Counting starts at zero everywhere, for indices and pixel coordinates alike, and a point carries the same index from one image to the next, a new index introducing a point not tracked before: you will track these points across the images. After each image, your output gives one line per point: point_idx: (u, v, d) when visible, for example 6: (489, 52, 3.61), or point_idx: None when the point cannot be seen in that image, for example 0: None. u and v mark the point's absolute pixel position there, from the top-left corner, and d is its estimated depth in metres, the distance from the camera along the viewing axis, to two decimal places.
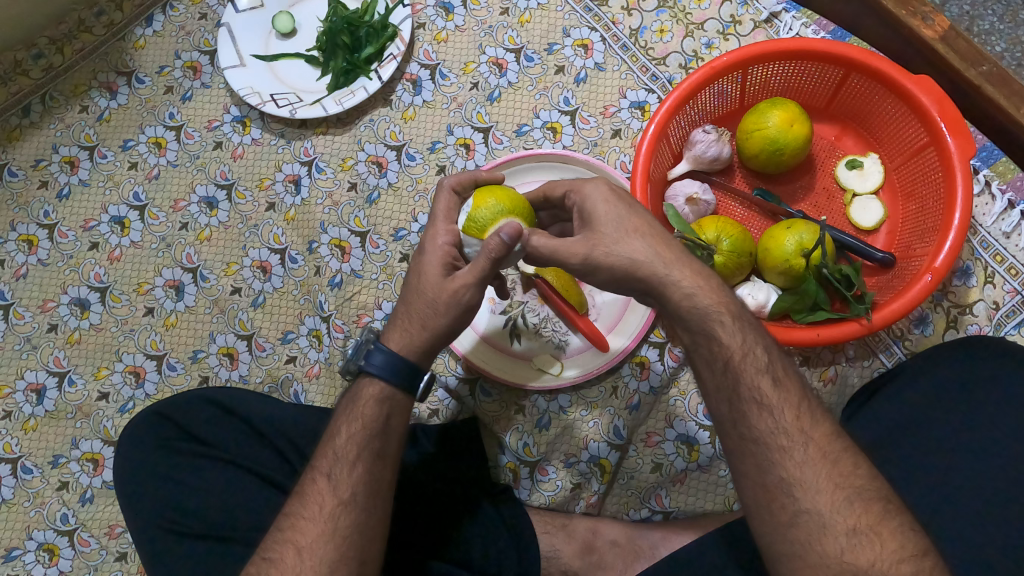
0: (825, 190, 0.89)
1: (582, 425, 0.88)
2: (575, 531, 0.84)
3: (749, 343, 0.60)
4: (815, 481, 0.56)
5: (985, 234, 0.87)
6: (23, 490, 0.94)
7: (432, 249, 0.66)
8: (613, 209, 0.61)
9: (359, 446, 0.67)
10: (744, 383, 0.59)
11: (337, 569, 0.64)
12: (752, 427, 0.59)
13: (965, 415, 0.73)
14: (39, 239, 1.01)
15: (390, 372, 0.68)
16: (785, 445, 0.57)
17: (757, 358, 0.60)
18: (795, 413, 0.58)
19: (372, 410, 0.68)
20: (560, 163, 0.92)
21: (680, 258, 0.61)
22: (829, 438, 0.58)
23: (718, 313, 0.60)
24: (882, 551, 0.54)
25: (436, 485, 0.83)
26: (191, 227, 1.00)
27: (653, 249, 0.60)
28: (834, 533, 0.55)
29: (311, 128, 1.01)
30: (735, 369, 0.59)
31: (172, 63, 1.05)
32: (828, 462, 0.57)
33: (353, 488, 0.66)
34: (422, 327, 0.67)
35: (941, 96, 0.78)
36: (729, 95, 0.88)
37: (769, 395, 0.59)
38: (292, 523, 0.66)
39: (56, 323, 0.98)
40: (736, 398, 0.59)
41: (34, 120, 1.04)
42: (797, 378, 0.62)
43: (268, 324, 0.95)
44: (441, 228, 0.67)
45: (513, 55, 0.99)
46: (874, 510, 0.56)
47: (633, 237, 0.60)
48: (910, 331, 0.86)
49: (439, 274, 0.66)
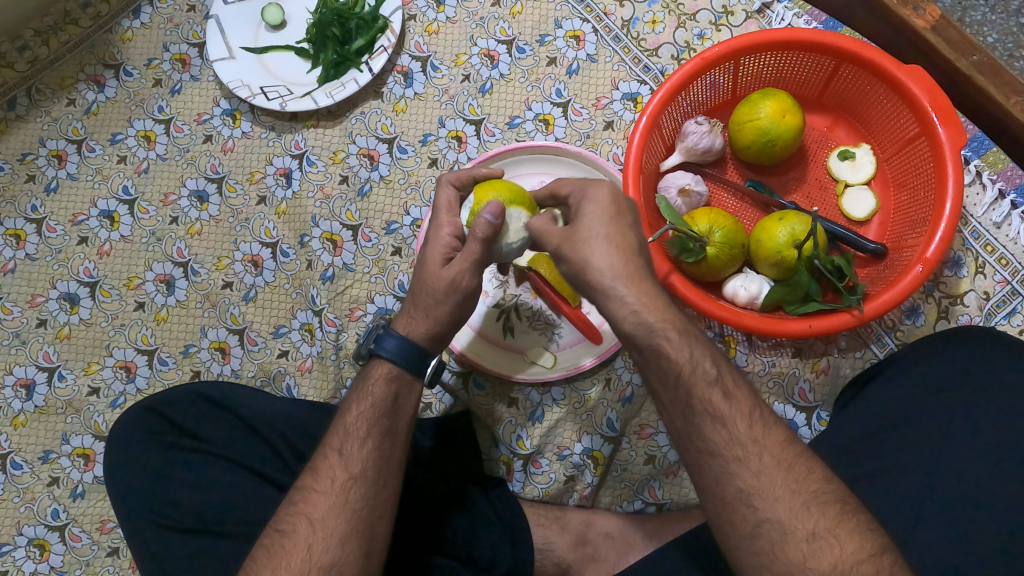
0: (817, 181, 0.89)
1: (574, 417, 0.88)
2: (569, 524, 0.84)
3: (697, 357, 0.59)
4: (771, 490, 0.56)
5: (976, 225, 0.87)
6: (13, 486, 0.94)
7: (436, 241, 0.67)
8: (597, 211, 0.60)
9: (370, 422, 0.67)
10: (696, 397, 0.59)
11: (347, 541, 0.63)
12: (707, 440, 0.58)
13: (929, 414, 0.74)
14: (27, 233, 1.00)
15: (400, 359, 0.69)
16: (740, 457, 0.57)
17: (706, 371, 0.59)
18: (747, 424, 0.58)
19: (382, 388, 0.69)
20: (553, 155, 0.92)
21: (642, 273, 0.59)
22: (782, 444, 0.58)
23: (665, 330, 0.59)
24: (842, 553, 0.54)
25: (427, 480, 0.83)
26: (181, 221, 0.99)
27: (613, 257, 0.59)
28: (795, 540, 0.55)
29: (302, 121, 1.00)
30: (686, 384, 0.59)
31: (161, 55, 1.04)
32: (782, 470, 0.57)
33: (364, 463, 0.66)
34: (424, 314, 0.68)
35: (932, 86, 0.78)
36: (722, 86, 0.88)
37: (720, 407, 0.58)
38: (305, 495, 0.66)
39: (45, 318, 0.98)
40: (689, 413, 0.59)
41: (21, 113, 1.03)
42: (747, 386, 0.62)
43: (260, 318, 0.95)
44: (444, 220, 0.67)
45: (505, 47, 0.99)
46: (830, 513, 0.56)
47: (604, 244, 0.59)
48: (901, 322, 0.86)
49: (442, 264, 0.66)
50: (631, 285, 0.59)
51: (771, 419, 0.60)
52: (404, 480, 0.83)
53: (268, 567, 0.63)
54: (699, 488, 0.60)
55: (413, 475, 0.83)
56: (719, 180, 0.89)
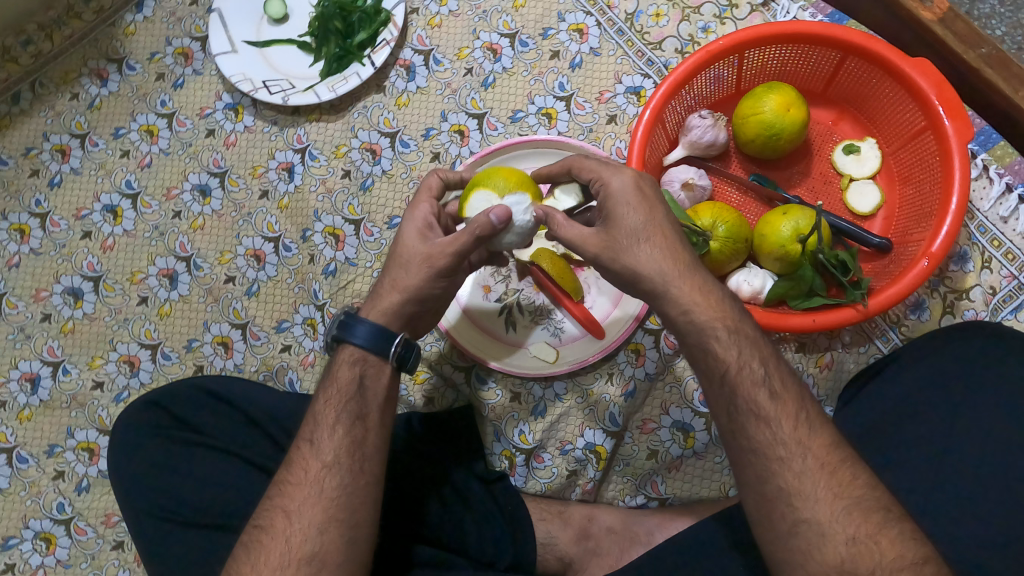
0: (821, 175, 0.88)
1: (576, 411, 0.88)
2: (571, 518, 0.84)
3: (745, 356, 0.59)
4: (813, 492, 0.56)
5: (982, 219, 0.86)
6: (19, 480, 0.94)
7: (410, 216, 0.70)
8: (631, 212, 0.60)
9: (337, 410, 0.67)
10: (741, 396, 0.59)
11: (326, 530, 0.63)
12: (751, 438, 0.58)
13: (959, 412, 0.72)
14: (31, 228, 1.00)
15: (365, 342, 0.69)
16: (783, 456, 0.57)
17: (753, 371, 0.59)
18: (792, 424, 0.57)
19: (346, 374, 0.69)
20: (555, 149, 0.92)
21: (689, 265, 0.60)
22: (828, 448, 0.57)
23: (713, 328, 0.60)
24: (882, 560, 0.54)
25: (426, 468, 0.82)
26: (185, 215, 0.99)
27: (659, 263, 0.59)
28: (833, 543, 0.55)
29: (304, 115, 1.00)
30: (732, 382, 0.59)
31: (163, 49, 1.03)
32: (826, 473, 0.56)
33: (335, 450, 0.66)
34: (398, 291, 0.68)
35: (939, 79, 0.77)
36: (726, 80, 0.87)
37: (765, 407, 0.58)
38: (281, 489, 0.66)
39: (49, 312, 0.98)
40: (733, 410, 0.59)
41: (25, 107, 1.03)
42: (799, 385, 0.60)
43: (263, 313, 0.95)
44: (423, 199, 0.71)
45: (508, 41, 0.98)
46: (873, 519, 0.55)
47: (648, 246, 0.60)
48: (906, 317, 0.86)
49: (417, 237, 0.68)
50: (683, 285, 0.60)
51: (817, 421, 0.58)
52: (402, 471, 0.82)
53: (248, 563, 0.64)
54: (743, 485, 0.59)
55: (412, 466, 0.82)
56: (723, 174, 0.88)
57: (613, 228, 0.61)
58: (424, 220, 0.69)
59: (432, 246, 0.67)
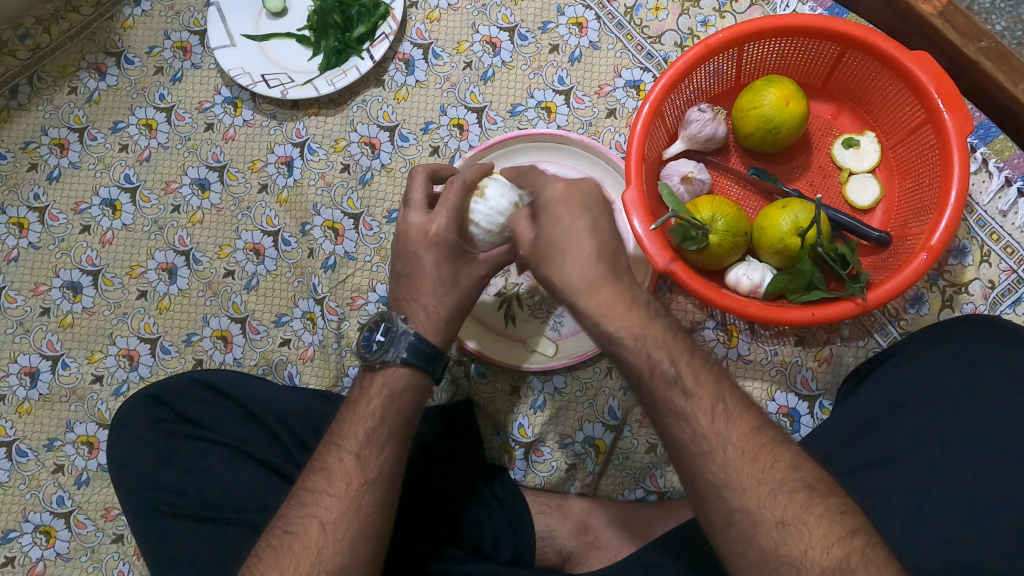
0: (820, 169, 0.88)
1: (577, 405, 0.88)
2: (569, 511, 0.84)
3: (654, 358, 0.57)
4: (738, 480, 0.55)
5: (981, 213, 0.86)
6: (18, 473, 0.94)
7: (443, 242, 0.68)
8: (552, 224, 0.58)
9: (391, 430, 0.68)
10: (658, 398, 0.57)
11: (358, 546, 0.64)
12: (675, 436, 0.57)
13: (952, 405, 0.72)
14: (30, 222, 1.00)
15: (418, 360, 0.69)
16: (706, 450, 0.56)
17: (665, 372, 0.57)
18: (710, 418, 0.56)
19: (408, 397, 0.69)
20: (555, 144, 0.92)
21: (604, 278, 0.57)
22: (747, 436, 0.56)
23: (621, 336, 0.57)
24: (812, 539, 0.53)
25: (435, 469, 0.83)
26: (183, 209, 0.99)
27: (578, 272, 0.57)
28: (765, 528, 0.54)
29: (303, 109, 1.00)
30: (646, 385, 0.58)
31: (162, 43, 1.03)
32: (748, 460, 0.55)
33: (380, 468, 0.66)
34: (456, 312, 0.71)
35: (939, 72, 0.76)
36: (725, 74, 0.87)
37: (682, 406, 0.57)
38: (316, 498, 0.66)
39: (48, 306, 0.98)
40: (656, 413, 0.58)
41: (23, 101, 1.03)
42: (714, 375, 0.59)
43: (263, 306, 0.95)
44: (445, 219, 0.67)
45: (507, 34, 0.98)
46: (798, 499, 0.54)
47: (562, 259, 0.58)
48: (905, 311, 0.86)
49: (463, 263, 0.69)
50: (589, 301, 0.57)
51: (736, 412, 0.57)
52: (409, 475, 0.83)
53: (278, 570, 0.63)
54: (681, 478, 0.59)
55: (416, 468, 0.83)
56: (722, 168, 0.88)
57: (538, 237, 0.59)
58: (460, 243, 0.68)
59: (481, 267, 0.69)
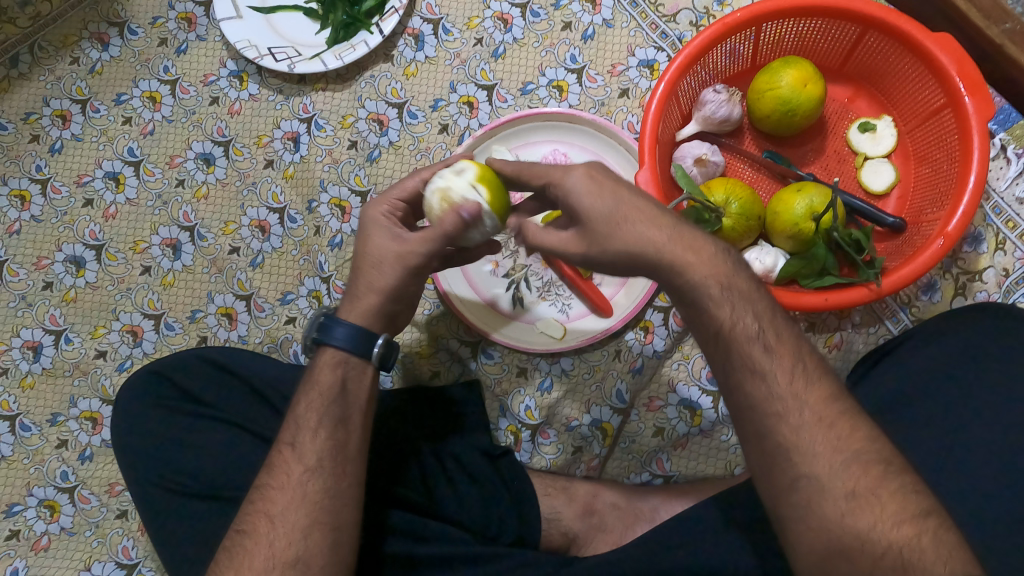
0: (835, 154, 0.87)
1: (585, 388, 0.88)
2: (575, 494, 0.83)
3: (738, 312, 0.56)
4: (810, 446, 0.54)
5: (998, 200, 0.85)
6: (22, 447, 0.94)
7: (368, 220, 0.69)
8: (598, 200, 0.58)
9: (319, 413, 0.68)
10: (736, 351, 0.56)
11: (311, 533, 0.63)
12: (748, 395, 0.56)
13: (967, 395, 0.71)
14: (32, 194, 0.99)
15: (340, 341, 0.69)
16: (780, 411, 0.54)
17: (747, 327, 0.56)
18: (789, 377, 0.55)
19: (327, 376, 0.69)
20: (567, 123, 0.91)
21: (675, 229, 0.58)
22: (826, 401, 0.55)
23: (706, 287, 0.56)
24: (882, 514, 0.52)
25: (416, 439, 0.82)
26: (188, 184, 0.98)
27: (644, 237, 0.57)
28: (833, 497, 0.53)
29: (310, 84, 0.98)
30: (725, 339, 0.57)
31: (166, 14, 1.01)
32: (824, 427, 0.54)
33: (318, 453, 0.66)
34: (369, 288, 0.68)
35: (961, 55, 0.75)
36: (742, 54, 0.86)
37: (761, 361, 0.55)
38: (263, 494, 0.66)
39: (51, 280, 0.97)
40: (731, 366, 0.57)
41: (24, 70, 1.01)
42: (795, 334, 0.58)
43: (268, 284, 0.94)
44: (380, 200, 0.70)
45: (519, 10, 0.96)
46: (873, 472, 0.53)
47: (624, 227, 0.57)
48: (918, 298, 0.85)
49: (386, 240, 0.68)
50: (674, 249, 0.56)
51: (815, 374, 0.56)
52: (405, 448, 0.81)
53: (232, 567, 0.63)
54: None
55: (414, 441, 0.82)
56: (737, 151, 0.87)
57: (588, 227, 0.59)
58: (388, 222, 0.69)
59: (405, 245, 0.67)
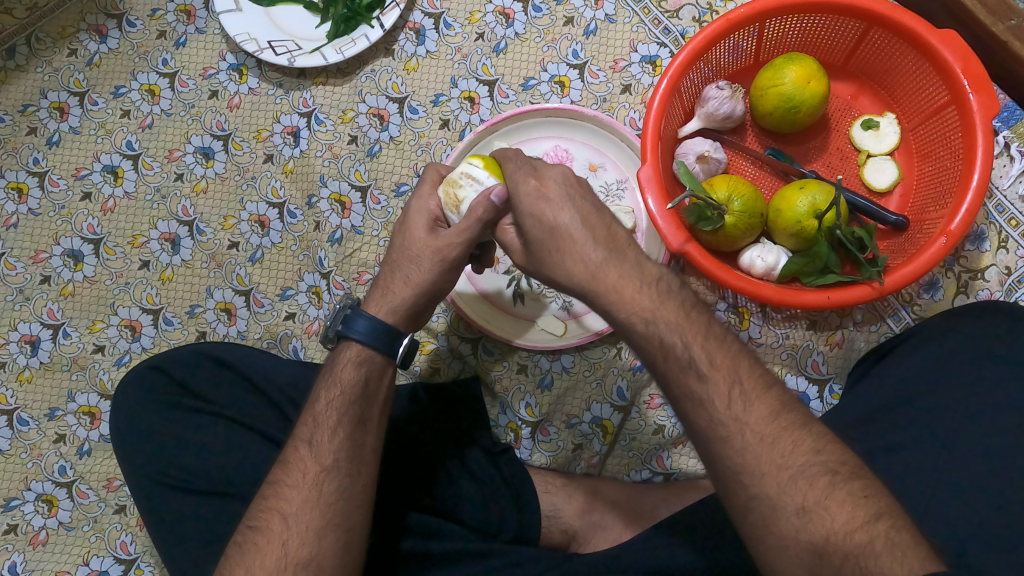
0: (838, 151, 0.87)
1: (585, 385, 0.88)
2: (575, 491, 0.83)
3: (668, 341, 0.56)
4: (756, 466, 0.52)
5: (1001, 198, 0.85)
6: (19, 442, 0.93)
7: (413, 212, 0.70)
8: (538, 223, 0.58)
9: (339, 412, 0.68)
10: (674, 383, 0.56)
11: (324, 535, 0.63)
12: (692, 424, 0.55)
13: None
14: (29, 187, 0.98)
15: (368, 340, 0.69)
16: (724, 436, 0.53)
17: (678, 357, 0.55)
18: (726, 403, 0.54)
19: (353, 374, 0.69)
20: (569, 119, 0.90)
21: (607, 261, 0.58)
22: (767, 418, 0.53)
23: (631, 322, 0.57)
24: (834, 525, 0.49)
25: (422, 436, 0.82)
26: (187, 178, 0.97)
27: (575, 268, 0.58)
28: (784, 515, 0.51)
29: (310, 78, 0.97)
30: (661, 372, 0.56)
31: (165, 6, 1.00)
32: (767, 446, 0.52)
33: (335, 454, 0.66)
34: (404, 284, 0.69)
35: (966, 52, 0.75)
36: (745, 50, 0.85)
37: (697, 390, 0.54)
38: (276, 491, 0.66)
39: (48, 274, 0.96)
40: (673, 396, 0.56)
41: (21, 62, 1.00)
42: (737, 352, 0.56)
43: (268, 280, 0.94)
44: (426, 193, 0.70)
45: (521, 5, 0.96)
46: (819, 484, 0.51)
47: (564, 256, 0.58)
48: (919, 296, 0.85)
49: (426, 234, 0.69)
50: (601, 286, 0.57)
51: (763, 385, 0.55)
52: (411, 446, 0.82)
53: (243, 564, 0.63)
54: None
55: (422, 440, 0.82)
56: (739, 148, 0.87)
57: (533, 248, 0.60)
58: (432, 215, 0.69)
59: (439, 240, 0.67)
